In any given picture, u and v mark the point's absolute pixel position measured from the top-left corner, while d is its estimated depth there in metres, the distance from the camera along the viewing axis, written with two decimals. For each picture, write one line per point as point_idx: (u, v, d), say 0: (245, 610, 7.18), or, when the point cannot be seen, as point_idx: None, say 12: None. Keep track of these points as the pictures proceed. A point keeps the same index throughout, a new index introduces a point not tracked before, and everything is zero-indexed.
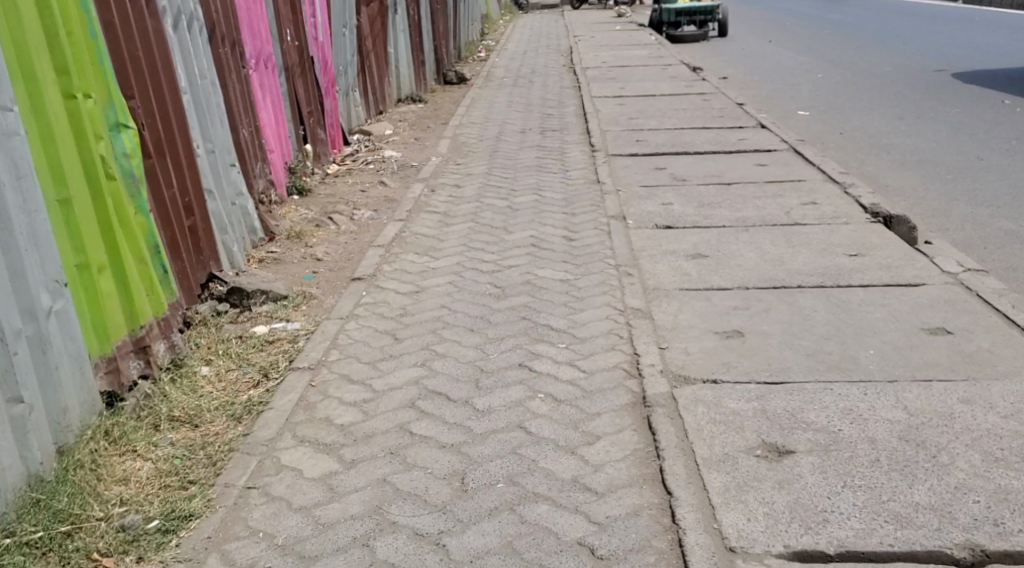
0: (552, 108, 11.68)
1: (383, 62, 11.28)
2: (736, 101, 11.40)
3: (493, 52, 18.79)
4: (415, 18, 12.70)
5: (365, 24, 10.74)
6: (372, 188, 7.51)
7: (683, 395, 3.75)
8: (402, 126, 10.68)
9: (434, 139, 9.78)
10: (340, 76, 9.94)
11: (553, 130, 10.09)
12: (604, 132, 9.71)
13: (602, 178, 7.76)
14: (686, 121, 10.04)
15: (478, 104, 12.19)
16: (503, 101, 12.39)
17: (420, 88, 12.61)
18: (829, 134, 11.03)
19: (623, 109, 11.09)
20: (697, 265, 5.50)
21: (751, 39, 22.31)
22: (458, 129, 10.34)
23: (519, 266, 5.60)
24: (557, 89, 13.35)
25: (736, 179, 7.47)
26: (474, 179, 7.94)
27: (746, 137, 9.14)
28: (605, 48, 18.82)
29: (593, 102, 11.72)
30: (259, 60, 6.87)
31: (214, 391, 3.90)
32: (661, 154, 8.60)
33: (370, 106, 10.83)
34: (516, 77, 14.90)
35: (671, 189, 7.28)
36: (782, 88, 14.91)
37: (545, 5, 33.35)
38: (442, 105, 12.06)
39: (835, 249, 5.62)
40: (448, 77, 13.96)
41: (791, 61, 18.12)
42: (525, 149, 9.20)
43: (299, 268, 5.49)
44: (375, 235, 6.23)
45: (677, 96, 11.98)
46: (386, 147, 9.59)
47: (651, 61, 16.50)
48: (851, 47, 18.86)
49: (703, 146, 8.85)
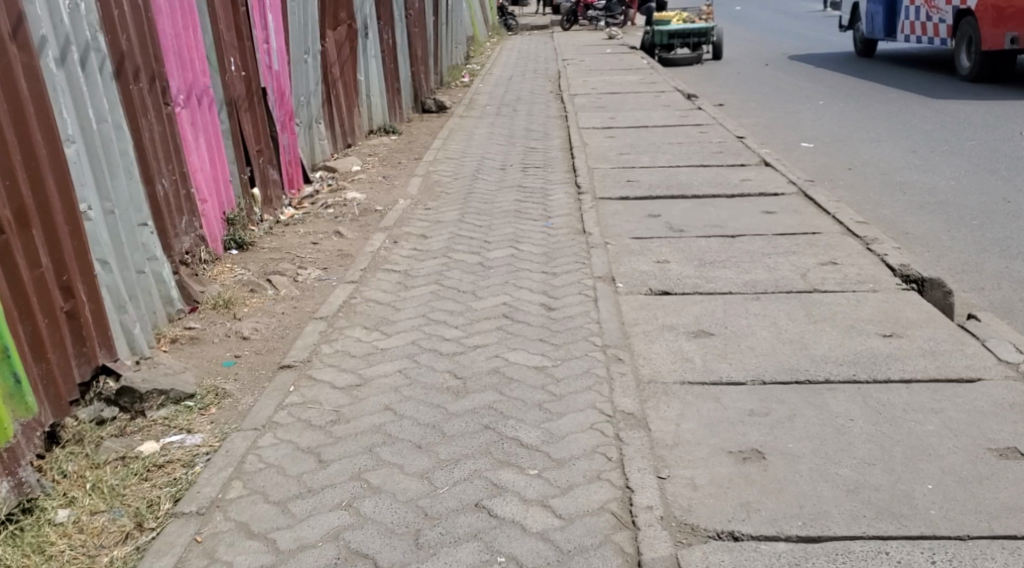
0: (536, 140, 10.78)
1: (352, 90, 10.40)
2: (736, 134, 10.50)
3: (477, 77, 17.93)
4: (390, 43, 11.81)
5: (331, 50, 9.87)
6: (326, 239, 6.57)
7: (691, 563, 2.89)
8: (371, 161, 9.77)
9: (403, 177, 8.86)
10: (301, 107, 9.05)
11: (536, 167, 9.19)
12: (592, 170, 8.81)
13: (589, 226, 6.85)
14: (682, 158, 9.15)
15: (456, 135, 11.29)
16: (484, 132, 11.48)
17: (395, 118, 11.71)
18: (836, 171, 10.15)
19: (612, 142, 10.19)
20: (701, 347, 4.56)
21: (747, 63, 21.50)
22: (432, 164, 9.42)
23: (487, 343, 4.66)
24: (542, 118, 12.47)
25: (742, 230, 6.57)
26: (444, 227, 7.02)
27: (750, 177, 8.25)
28: (594, 73, 17.99)
29: (580, 134, 10.84)
30: (189, 95, 6.01)
31: (64, 548, 2.99)
32: (655, 197, 7.68)
33: (337, 139, 9.94)
34: (500, 105, 14.01)
35: (666, 242, 6.35)
36: (782, 116, 14.04)
37: (535, 27, 32.54)
38: (417, 136, 11.16)
39: (865, 327, 4.71)
40: (427, 105, 13.07)
41: (789, 87, 17.28)
42: (504, 189, 8.29)
43: (218, 352, 4.57)
44: (319, 301, 5.30)
45: (671, 128, 11.09)
46: (349, 186, 8.67)
47: (643, 86, 15.63)
48: (852, 73, 18.04)
49: (701, 187, 7.95)
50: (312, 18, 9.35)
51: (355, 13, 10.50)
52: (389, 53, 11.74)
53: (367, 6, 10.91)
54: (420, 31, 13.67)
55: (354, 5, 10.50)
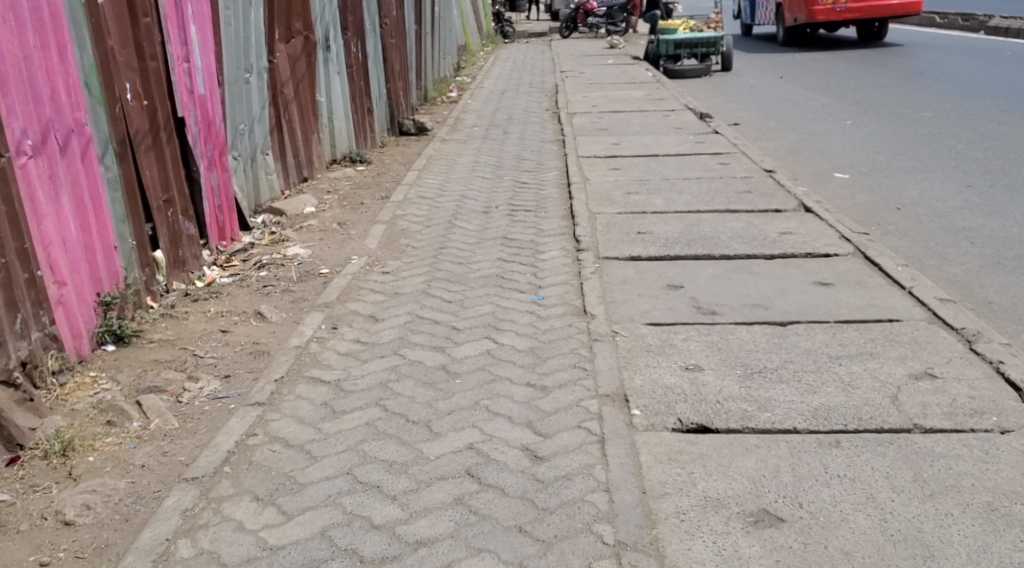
0: (528, 172, 9.20)
1: (310, 112, 8.82)
2: (763, 166, 8.93)
3: (466, 90, 16.39)
4: (359, 57, 10.23)
5: (282, 66, 8.29)
6: (240, 324, 4.97)
7: None
8: (329, 199, 8.17)
9: (362, 224, 7.25)
10: (239, 138, 7.46)
11: (525, 212, 7.59)
12: (594, 215, 7.22)
13: (591, 305, 5.24)
14: (703, 202, 7.56)
15: (434, 164, 9.69)
16: (467, 161, 9.88)
17: (364, 144, 10.12)
18: (882, 212, 8.58)
19: (617, 178, 8.60)
20: (766, 543, 2.98)
21: (758, 78, 19.93)
22: (400, 205, 7.81)
23: (438, 531, 3.07)
24: (536, 143, 10.89)
25: (794, 313, 4.97)
26: (401, 300, 5.41)
27: (790, 229, 6.65)
28: (595, 86, 16.46)
29: (580, 165, 9.25)
30: (47, 137, 4.41)
31: None
32: (674, 258, 6.11)
33: (290, 173, 8.38)
34: (489, 125, 12.45)
35: (694, 330, 4.78)
36: (806, 140, 12.48)
37: (533, 33, 31.06)
38: (389, 167, 9.57)
39: (1010, 509, 3.13)
40: (405, 126, 11.49)
41: (809, 105, 15.74)
42: (485, 243, 6.70)
43: (19, 554, 3.00)
44: (201, 443, 3.69)
45: (686, 157, 9.52)
46: (295, 234, 7.06)
47: (649, 103, 14.08)
48: (878, 93, 16.51)
49: (730, 244, 6.35)
50: (254, 30, 7.74)
51: (314, 22, 8.92)
52: (358, 68, 10.16)
53: (332, 14, 9.34)
54: (398, 41, 12.07)
55: (312, 12, 8.92)
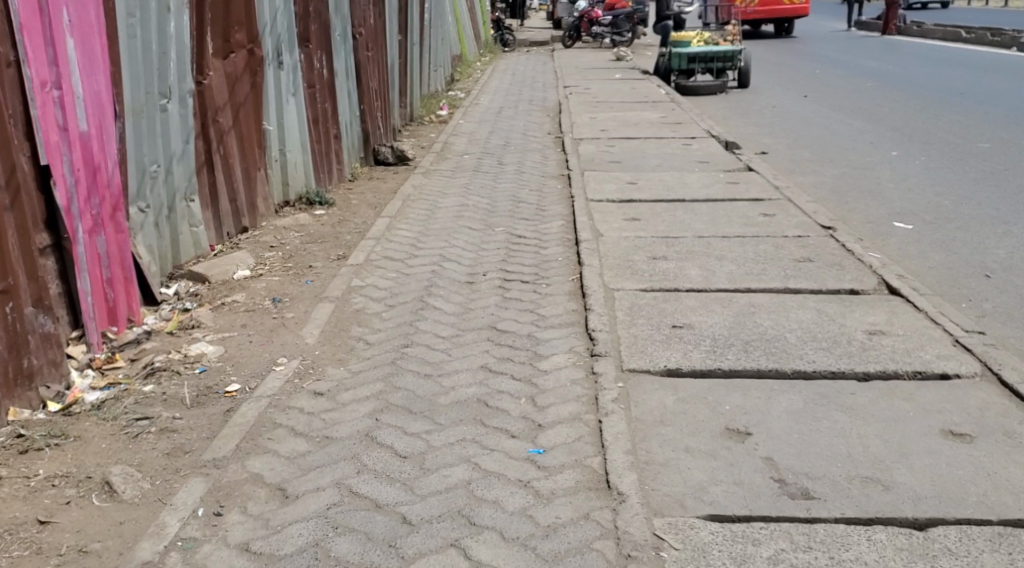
0: (526, 221, 7.46)
1: (254, 145, 7.08)
2: (817, 219, 7.22)
3: (458, 107, 14.67)
4: (324, 74, 8.48)
5: (215, 88, 6.55)
6: (73, 505, 3.23)
7: None
8: (271, 258, 6.43)
9: (305, 299, 5.49)
10: (148, 182, 5.71)
11: (520, 283, 5.85)
12: (611, 294, 5.49)
13: (615, 464, 3.50)
14: (752, 276, 5.83)
15: (411, 207, 7.95)
16: (452, 202, 8.13)
17: (329, 180, 8.38)
18: (970, 280, 6.86)
19: (637, 234, 6.87)
20: None
21: (779, 98, 18.23)
22: (360, 268, 6.06)
23: None
24: (535, 179, 9.17)
25: (929, 500, 3.24)
26: (333, 446, 3.65)
27: (878, 327, 4.92)
28: (602, 105, 14.76)
29: (590, 213, 7.53)
30: None
31: None
32: (727, 373, 4.37)
33: (223, 224, 6.65)
34: (481, 152, 10.73)
35: (780, 535, 3.05)
36: (850, 178, 10.79)
37: (533, 43, 29.38)
38: (355, 210, 7.84)
39: None
40: (382, 154, 9.76)
41: (843, 131, 14.04)
42: (466, 334, 4.95)
43: None
44: None
45: (719, 205, 7.79)
46: (211, 316, 5.29)
47: (666, 128, 12.36)
48: (919, 120, 14.81)
49: (802, 349, 4.61)
50: (174, 43, 5.99)
51: (262, 32, 7.18)
52: (322, 87, 8.41)
53: (288, 22, 7.60)
54: (377, 53, 10.33)
55: (260, 21, 7.18)
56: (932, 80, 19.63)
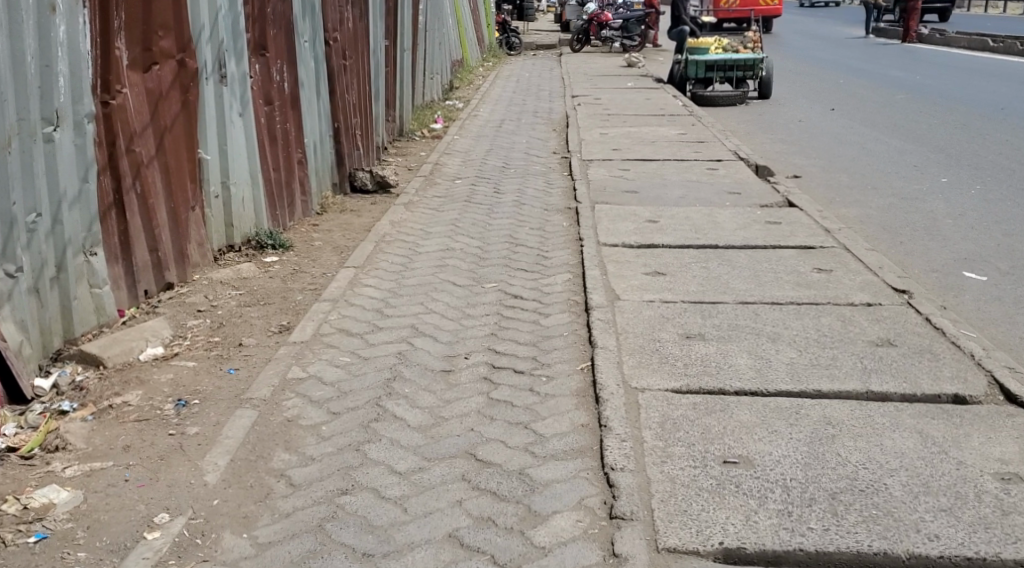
0: (524, 275, 6.04)
1: (185, 179, 5.64)
2: (885, 279, 5.79)
3: (454, 119, 13.27)
4: (286, 88, 7.04)
5: (128, 110, 5.12)
6: None
7: None
8: (195, 327, 5.01)
9: (219, 400, 4.06)
10: (20, 236, 4.29)
11: (512, 373, 4.43)
12: (634, 398, 4.07)
13: None
14: (818, 368, 4.40)
15: (385, 249, 6.52)
16: (434, 245, 6.71)
17: (289, 216, 6.94)
18: None
19: (663, 297, 5.45)
20: None
21: (805, 111, 16.78)
22: (303, 347, 4.62)
23: None
24: (537, 213, 7.75)
25: None
26: None
27: (1014, 468, 3.48)
28: (614, 119, 13.33)
29: (604, 266, 6.12)
30: None
31: None
32: (813, 556, 2.96)
33: (138, 281, 5.22)
34: (475, 177, 9.32)
35: None
36: (902, 210, 9.36)
37: (541, 46, 28.00)
38: (317, 253, 6.38)
39: None
40: (359, 180, 8.34)
41: (883, 151, 12.60)
42: (432, 466, 3.52)
43: None
44: None
45: (760, 255, 6.36)
46: (88, 426, 3.88)
47: (687, 148, 10.94)
48: (966, 138, 13.35)
49: (915, 511, 3.18)
50: (64, 52, 4.57)
51: (198, 39, 5.75)
52: (283, 104, 6.98)
53: (236, 26, 6.17)
54: (356, 62, 8.90)
55: (195, 25, 5.75)
56: (969, 92, 18.15)
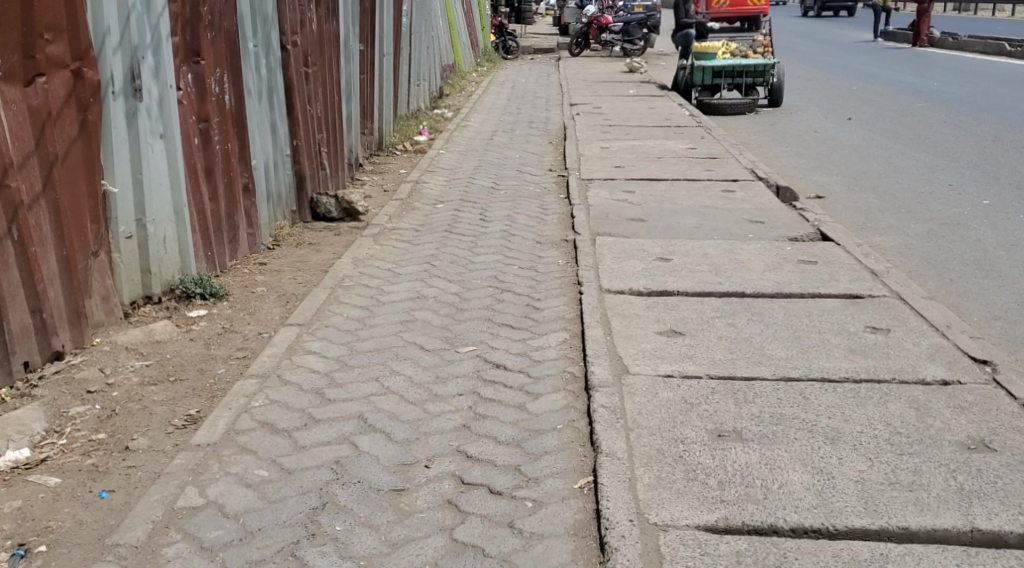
0: (509, 333, 4.91)
1: (85, 220, 4.48)
2: (957, 344, 4.67)
3: (441, 130, 12.14)
4: (228, 102, 5.89)
5: (2, 134, 3.95)
6: None
7: None
8: (79, 417, 3.86)
9: (74, 549, 2.94)
10: None
11: (486, 492, 3.29)
12: (654, 544, 2.95)
13: None
14: (899, 488, 3.28)
15: (341, 295, 5.36)
16: (403, 288, 5.57)
17: (228, 254, 5.79)
18: None
19: (683, 370, 4.32)
20: None
21: (821, 120, 15.68)
22: (208, 454, 3.50)
23: None
24: (528, 248, 6.61)
25: None
26: None
27: None
28: (617, 130, 12.20)
29: (608, 323, 4.99)
30: None
31: None
32: None
33: (13, 353, 4.06)
34: (460, 201, 8.18)
35: None
36: (945, 238, 8.25)
37: (538, 50, 26.89)
38: (256, 304, 5.23)
39: None
40: (321, 206, 7.20)
41: (912, 167, 11.49)
42: None
43: None
44: None
45: (797, 307, 5.24)
46: None
47: (698, 164, 9.81)
48: (1000, 152, 12.24)
49: None
50: None
51: (104, 45, 4.59)
52: (221, 121, 5.83)
53: (156, 28, 5.01)
54: (321, 69, 7.75)
55: (99, 28, 4.57)
56: (994, 100, 17.02)
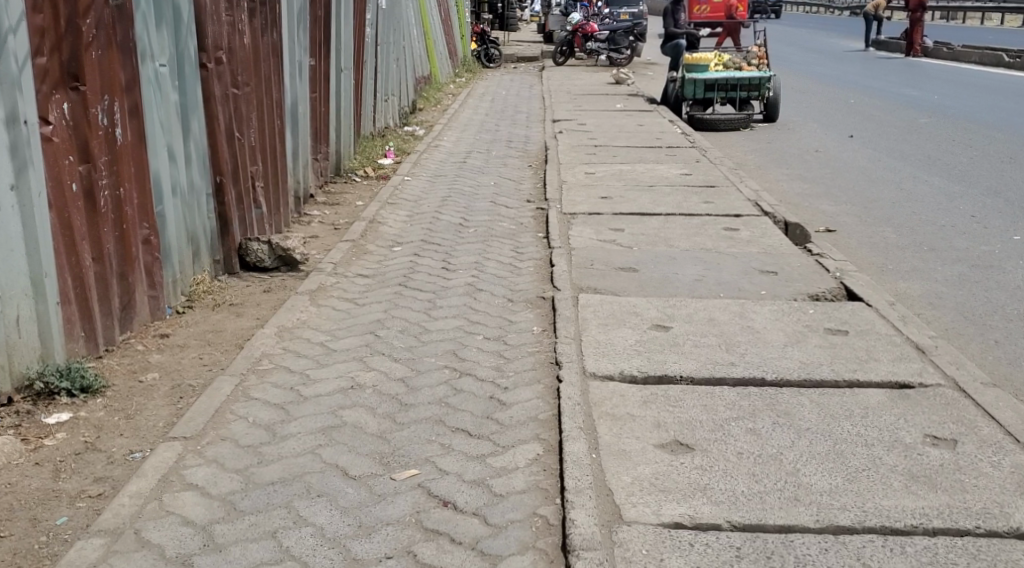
0: (465, 442, 3.77)
1: None
2: None
3: (410, 151, 11.01)
4: (121, 135, 4.72)
5: None
6: None
7: None
8: None
9: None
10: None
11: None
12: None
13: None
14: None
15: (252, 384, 4.21)
16: (335, 370, 4.42)
17: (118, 327, 4.64)
18: None
19: (694, 514, 3.20)
20: None
21: (821, 137, 14.64)
22: None
23: None
24: (497, 309, 5.48)
25: None
26: None
27: None
28: (603, 151, 11.11)
29: (594, 427, 3.88)
30: None
31: None
32: None
33: None
34: (422, 241, 7.06)
35: None
36: (980, 284, 7.18)
37: (522, 58, 25.81)
38: (140, 401, 4.08)
39: None
40: (251, 254, 6.05)
41: (929, 194, 10.44)
42: None
43: None
44: None
45: (833, 403, 4.14)
46: None
47: (695, 194, 8.72)
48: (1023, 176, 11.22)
49: None
50: None
51: None
52: (112, 160, 4.66)
53: (8, 48, 3.83)
54: (255, 89, 6.58)
55: None
56: (1002, 116, 16.01)
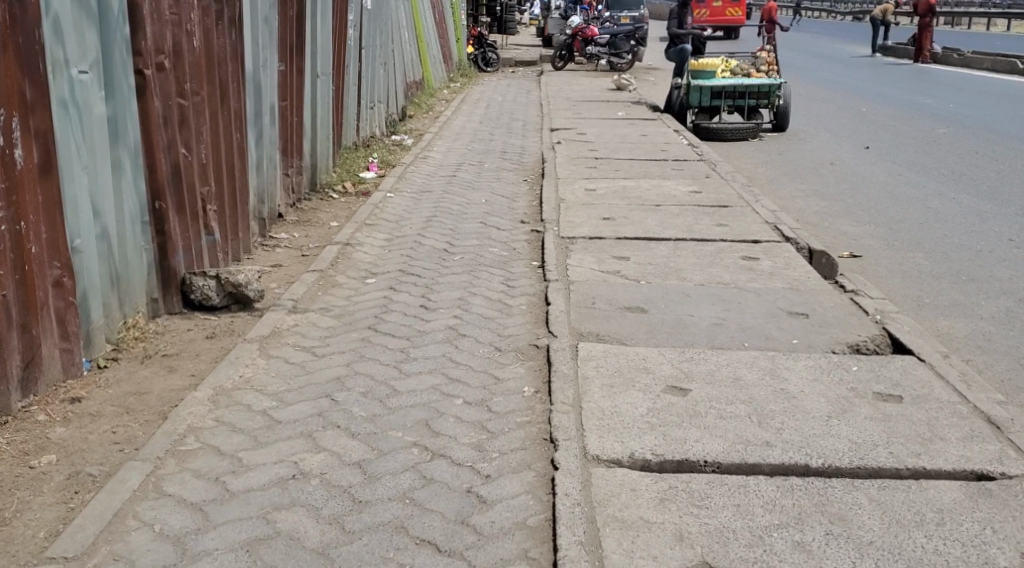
0: (430, 562, 2.93)
1: None
2: None
3: (395, 163, 10.17)
4: (22, 158, 3.85)
5: None
6: None
7: None
8: None
9: None
10: None
11: None
12: None
13: None
14: None
15: (168, 474, 3.36)
16: (276, 451, 3.57)
17: (13, 393, 3.80)
18: None
19: None
20: None
21: (835, 148, 13.82)
22: None
23: None
24: (481, 361, 4.63)
25: None
26: None
27: None
28: (604, 164, 10.25)
29: (597, 539, 3.04)
30: None
31: None
32: None
33: None
34: (399, 271, 6.21)
35: None
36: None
37: (520, 63, 24.98)
38: (25, 497, 3.24)
39: None
40: (195, 291, 5.21)
41: (958, 213, 9.61)
42: None
43: None
44: None
45: (896, 502, 3.29)
46: None
47: (707, 215, 7.88)
48: None
49: None
50: None
51: None
52: (10, 188, 3.80)
53: None
54: (208, 98, 5.72)
55: None
56: None
